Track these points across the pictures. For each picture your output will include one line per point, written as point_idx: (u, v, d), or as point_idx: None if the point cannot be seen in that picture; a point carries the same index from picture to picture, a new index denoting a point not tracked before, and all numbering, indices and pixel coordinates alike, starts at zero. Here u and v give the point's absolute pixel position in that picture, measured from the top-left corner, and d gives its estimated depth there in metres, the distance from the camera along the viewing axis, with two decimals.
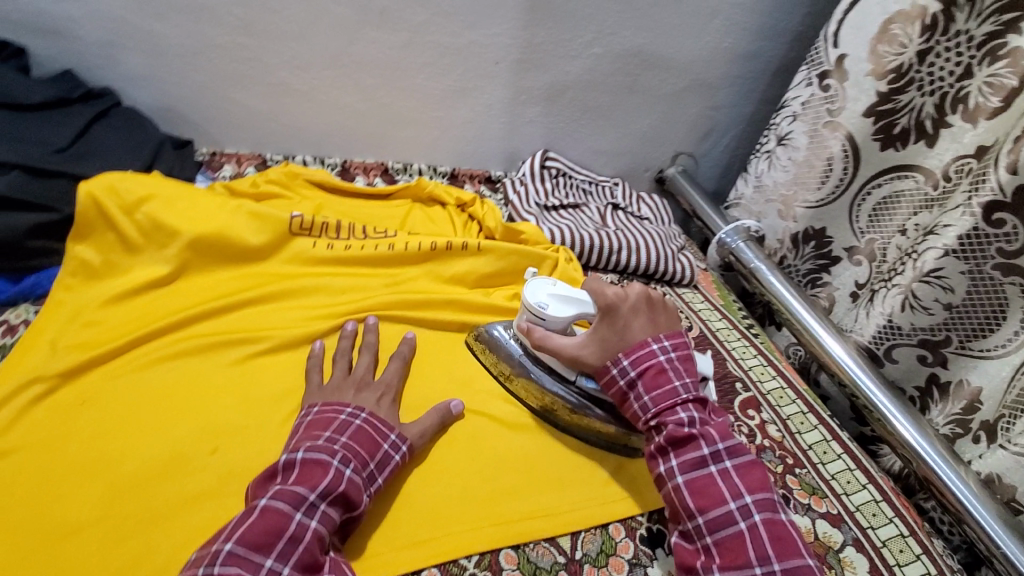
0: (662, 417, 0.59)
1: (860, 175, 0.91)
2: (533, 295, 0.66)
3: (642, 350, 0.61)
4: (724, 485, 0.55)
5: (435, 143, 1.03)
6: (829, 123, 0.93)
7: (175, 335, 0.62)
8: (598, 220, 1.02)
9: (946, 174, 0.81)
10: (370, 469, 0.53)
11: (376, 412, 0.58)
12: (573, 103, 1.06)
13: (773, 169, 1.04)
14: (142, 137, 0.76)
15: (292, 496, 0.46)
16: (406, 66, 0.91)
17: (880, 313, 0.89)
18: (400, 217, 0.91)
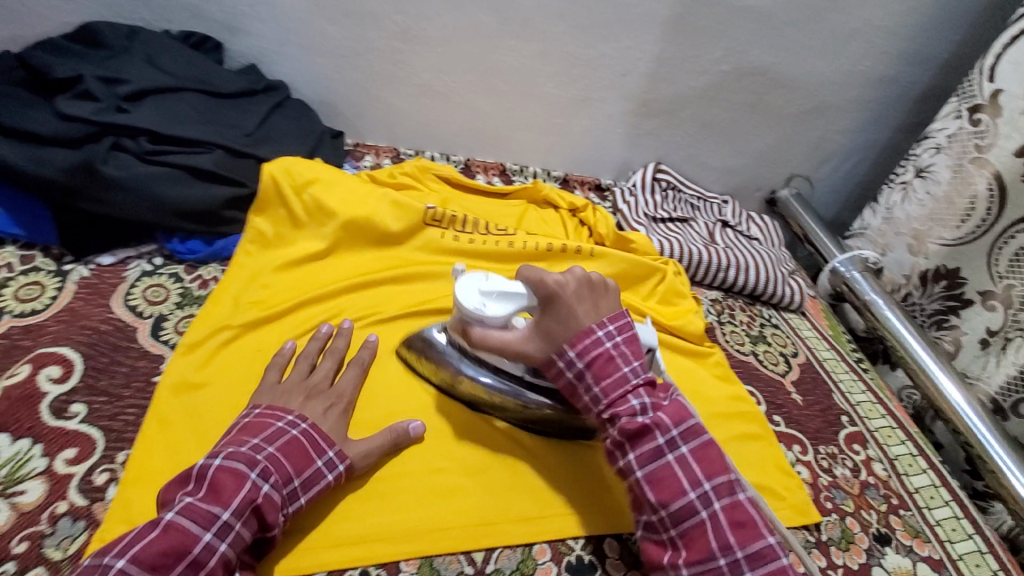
0: (615, 412, 0.55)
1: (1005, 218, 0.86)
2: (469, 292, 0.59)
3: (587, 340, 0.57)
4: (682, 473, 0.52)
5: (553, 148, 1.08)
6: (976, 159, 0.89)
7: (329, 304, 0.71)
8: (707, 236, 1.03)
9: None
10: (294, 486, 0.51)
11: (320, 424, 0.56)
12: (693, 118, 1.07)
13: (907, 202, 1.00)
14: (308, 127, 0.86)
15: (203, 515, 0.45)
16: (538, 74, 0.97)
17: (1013, 363, 0.84)
18: (516, 216, 0.96)
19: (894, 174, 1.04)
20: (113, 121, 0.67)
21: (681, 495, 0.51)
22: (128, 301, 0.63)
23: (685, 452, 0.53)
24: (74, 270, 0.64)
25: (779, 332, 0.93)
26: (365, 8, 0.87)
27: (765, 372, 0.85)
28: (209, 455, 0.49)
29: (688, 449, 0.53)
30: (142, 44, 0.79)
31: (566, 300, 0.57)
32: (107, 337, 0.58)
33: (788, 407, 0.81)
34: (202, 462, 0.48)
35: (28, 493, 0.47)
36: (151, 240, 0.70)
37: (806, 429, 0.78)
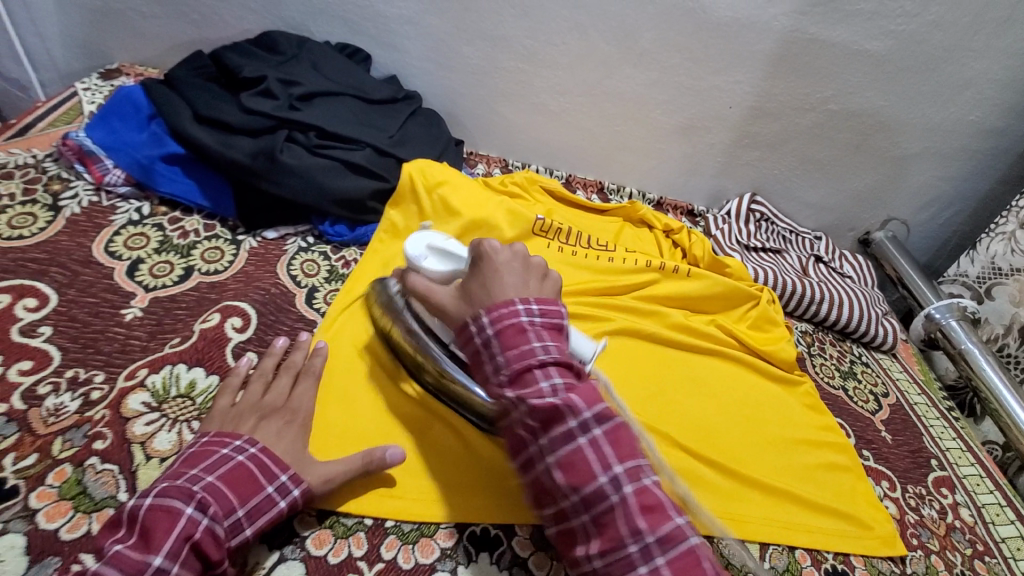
0: (521, 393, 0.48)
1: None
2: (417, 245, 0.65)
3: (504, 309, 0.51)
4: (594, 457, 0.46)
5: (651, 172, 1.13)
6: None
7: None
8: (799, 269, 1.05)
9: None
10: (239, 516, 0.46)
11: (273, 445, 0.51)
12: (794, 153, 1.09)
13: (1013, 252, 0.99)
14: (438, 134, 0.96)
15: (133, 563, 0.40)
16: (647, 101, 1.03)
17: None
18: (614, 232, 1.02)
19: (994, 223, 1.01)
20: (288, 116, 0.78)
21: (592, 482, 0.45)
22: (289, 271, 0.73)
23: (598, 434, 0.47)
24: (246, 240, 0.75)
25: (870, 371, 0.93)
26: (499, 32, 0.96)
27: (855, 407, 0.85)
28: (140, 493, 0.44)
29: (601, 432, 0.47)
30: (308, 52, 0.91)
31: (493, 265, 0.56)
32: (276, 298, 0.68)
33: (878, 443, 0.81)
34: (133, 503, 0.44)
35: None
36: (305, 222, 0.80)
37: (894, 467, 0.79)
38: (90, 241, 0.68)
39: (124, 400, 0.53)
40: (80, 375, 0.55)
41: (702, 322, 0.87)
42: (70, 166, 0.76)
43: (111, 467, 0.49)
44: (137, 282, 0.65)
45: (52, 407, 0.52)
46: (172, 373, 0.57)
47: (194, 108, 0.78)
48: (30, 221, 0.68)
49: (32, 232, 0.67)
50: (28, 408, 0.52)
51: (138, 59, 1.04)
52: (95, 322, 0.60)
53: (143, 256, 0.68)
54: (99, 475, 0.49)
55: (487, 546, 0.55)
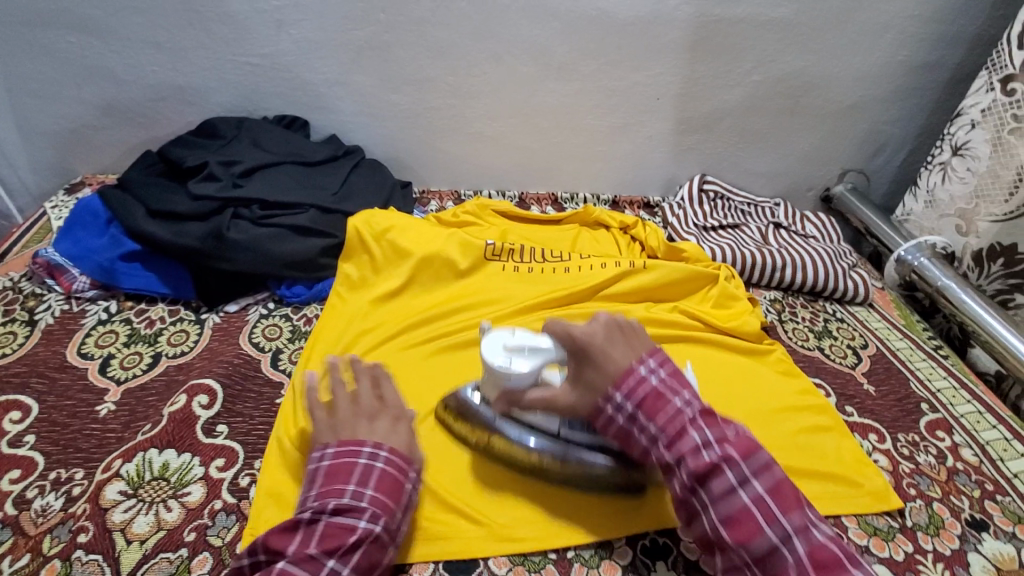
0: (679, 453, 0.53)
1: None
2: (495, 350, 0.60)
3: (632, 379, 0.56)
4: (760, 514, 0.49)
5: (599, 174, 1.16)
6: (1016, 129, 0.87)
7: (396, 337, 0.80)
8: (759, 239, 1.06)
9: None
10: (397, 516, 0.54)
11: (395, 442, 0.58)
12: (732, 128, 1.11)
13: (948, 181, 0.99)
14: (382, 181, 1.01)
15: (312, 565, 0.48)
16: (577, 109, 1.07)
17: None
18: (570, 239, 1.04)
19: (931, 156, 1.03)
20: (232, 195, 0.83)
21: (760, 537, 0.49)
22: (252, 339, 0.77)
23: (762, 489, 0.50)
24: (208, 318, 0.80)
25: (845, 326, 0.93)
26: (422, 75, 1.01)
27: (833, 365, 0.85)
28: (315, 508, 0.51)
29: (764, 487, 0.51)
30: (247, 131, 0.96)
31: (595, 345, 0.58)
32: (240, 367, 0.72)
33: (860, 397, 0.80)
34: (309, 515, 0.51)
35: (192, 493, 0.58)
36: (264, 288, 0.84)
37: (882, 418, 0.77)
38: (63, 347, 0.73)
39: (102, 491, 0.57)
40: (61, 474, 0.59)
41: (665, 310, 0.88)
42: (42, 282, 0.81)
43: (96, 557, 0.52)
44: (109, 377, 0.70)
45: (39, 509, 0.56)
46: (145, 459, 0.60)
47: (146, 205, 0.83)
48: (10, 338, 0.73)
49: (14, 349, 0.72)
50: (18, 513, 0.55)
51: (99, 168, 1.11)
52: (73, 423, 0.64)
53: (113, 351, 0.73)
54: (85, 566, 0.52)
55: (461, 571, 0.57)
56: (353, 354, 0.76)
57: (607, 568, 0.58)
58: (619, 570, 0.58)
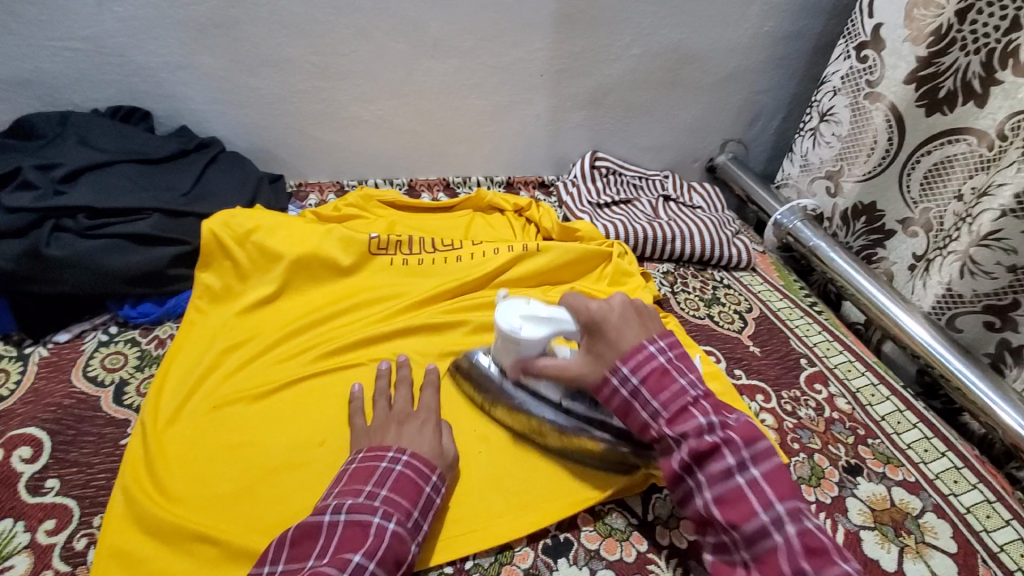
0: (682, 432, 0.52)
1: (907, 143, 0.90)
2: (508, 316, 0.63)
3: (642, 354, 0.55)
4: (754, 497, 0.48)
5: (490, 155, 1.12)
6: (870, 94, 0.93)
7: (272, 348, 0.72)
8: (650, 212, 1.07)
9: (1002, 133, 0.77)
10: (416, 517, 0.53)
11: (419, 448, 0.58)
12: (618, 103, 1.11)
13: (818, 146, 1.05)
14: (245, 176, 0.91)
15: (337, 561, 0.46)
16: (460, 88, 1.01)
17: (937, 282, 0.86)
18: (463, 227, 0.99)
19: (803, 123, 1.08)
20: (52, 204, 0.70)
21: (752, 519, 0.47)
22: (87, 372, 0.69)
23: (757, 474, 0.49)
24: (34, 351, 0.70)
25: (732, 292, 0.96)
26: (282, 56, 0.91)
27: (722, 331, 0.88)
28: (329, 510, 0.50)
29: (760, 470, 0.49)
30: (73, 126, 0.82)
31: (609, 321, 0.58)
32: (73, 410, 0.64)
33: (747, 359, 0.83)
34: (326, 518, 0.50)
35: (16, 566, 0.52)
36: (105, 311, 0.75)
37: (766, 377, 0.81)
38: None
39: None
40: None
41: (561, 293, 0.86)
42: None
43: None
44: None
45: None
46: None
47: None
48: None
49: None
50: None
51: None
52: None
53: None
54: None
55: None
56: (219, 375, 0.68)
57: (508, 574, 0.56)
58: (520, 574, 0.56)
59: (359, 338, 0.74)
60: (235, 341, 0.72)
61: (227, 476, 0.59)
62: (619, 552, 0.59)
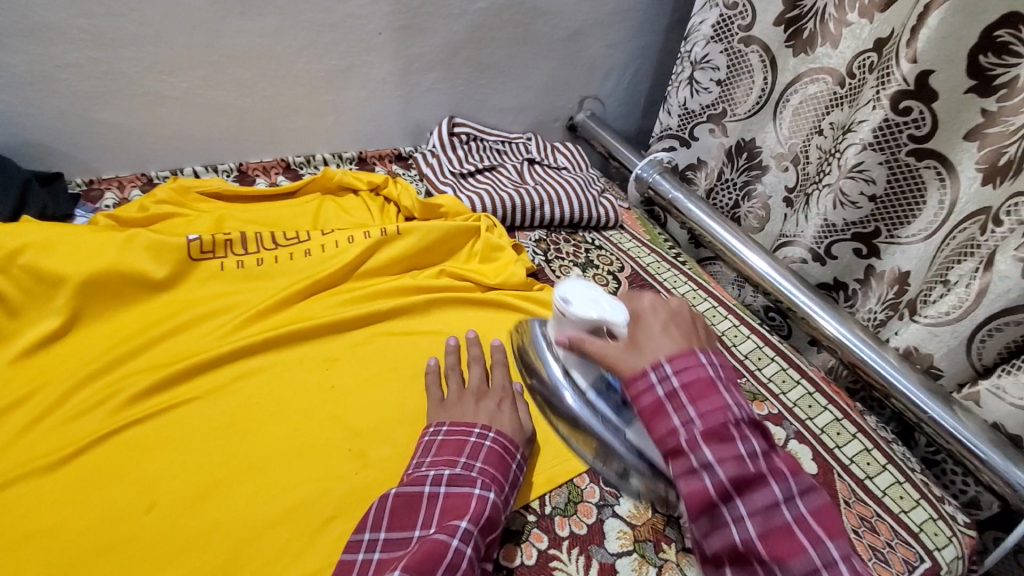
0: (720, 456, 0.47)
1: (780, 82, 0.92)
2: (565, 291, 0.60)
3: (688, 357, 0.52)
4: (803, 535, 0.44)
5: (335, 129, 0.99)
6: (744, 38, 0.93)
7: (70, 398, 0.58)
8: (516, 178, 1.03)
9: (851, 72, 0.82)
10: (507, 489, 0.54)
11: (501, 425, 0.58)
12: (470, 62, 1.03)
13: (696, 93, 1.03)
14: (5, 178, 0.72)
15: (449, 527, 0.47)
16: (284, 52, 0.87)
17: (816, 214, 0.84)
18: (311, 214, 0.87)
19: (675, 74, 1.06)
20: None
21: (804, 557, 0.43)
22: None
23: (805, 511, 0.46)
24: None
25: (604, 253, 0.96)
26: (31, 17, 0.71)
27: None
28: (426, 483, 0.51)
29: (809, 507, 0.46)
30: None
31: (657, 315, 0.57)
32: None
33: None
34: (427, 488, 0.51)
35: None
36: None
37: None
38: None
39: None
40: None
41: (430, 275, 0.79)
42: None
43: None
44: None
45: None
46: None
47: None
48: None
49: None
50: None
51: None
52: None
53: None
54: None
55: None
56: None
57: None
58: None
59: (187, 366, 0.61)
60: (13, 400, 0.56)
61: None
62: (520, 556, 0.55)
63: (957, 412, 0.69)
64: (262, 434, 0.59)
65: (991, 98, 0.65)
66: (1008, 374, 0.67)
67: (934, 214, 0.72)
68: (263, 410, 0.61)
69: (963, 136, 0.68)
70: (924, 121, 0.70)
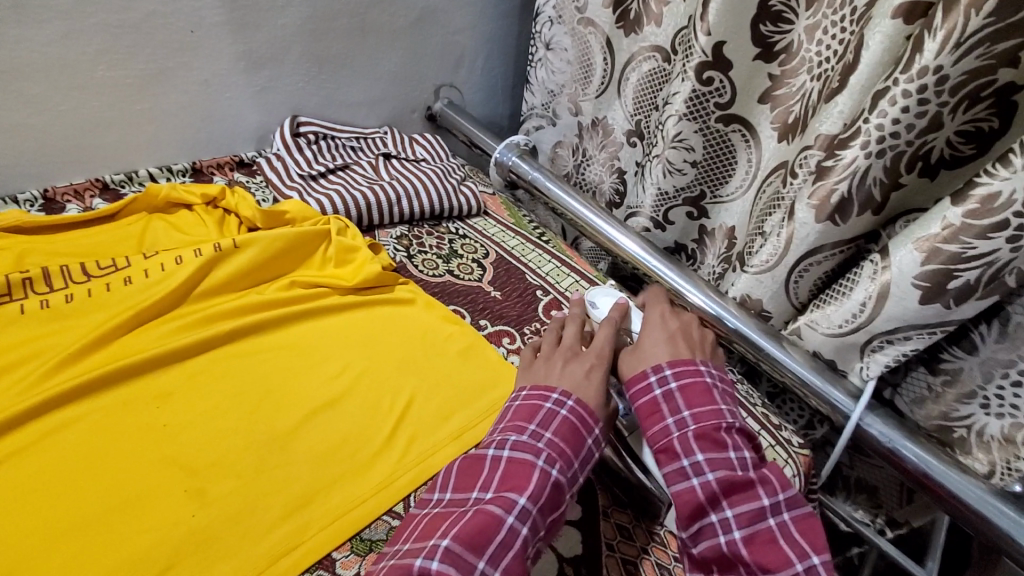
0: (710, 458, 0.53)
1: (618, 61, 0.95)
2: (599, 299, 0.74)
3: (688, 367, 0.59)
4: (785, 544, 0.49)
5: (159, 139, 0.90)
6: (582, 20, 0.96)
7: None
8: (372, 175, 0.99)
9: (674, 47, 0.85)
10: (575, 467, 0.53)
11: (584, 394, 0.58)
12: (305, 56, 0.97)
13: (552, 73, 1.05)
14: None
15: (505, 501, 0.48)
16: (76, 60, 0.77)
17: (651, 184, 0.89)
18: (134, 237, 0.78)
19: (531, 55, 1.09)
20: None
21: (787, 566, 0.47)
22: None
23: (788, 517, 0.50)
24: None
25: (469, 241, 0.95)
26: None
27: (462, 283, 0.87)
28: (495, 445, 0.53)
29: (791, 515, 0.51)
30: None
31: (663, 331, 0.66)
32: None
33: (490, 305, 0.84)
34: (490, 452, 0.52)
35: None
36: None
37: (510, 319, 0.82)
38: None
39: None
40: None
41: (278, 288, 0.75)
42: None
43: None
44: None
45: None
46: None
47: None
48: None
49: None
50: None
51: None
52: None
53: None
54: None
55: None
56: None
57: None
58: None
59: None
60: None
61: None
62: None
63: (785, 346, 0.76)
64: (82, 486, 0.53)
65: (773, 64, 0.73)
66: (817, 309, 0.75)
67: (744, 175, 0.81)
68: (84, 458, 0.55)
69: (758, 100, 0.76)
70: (725, 89, 0.77)
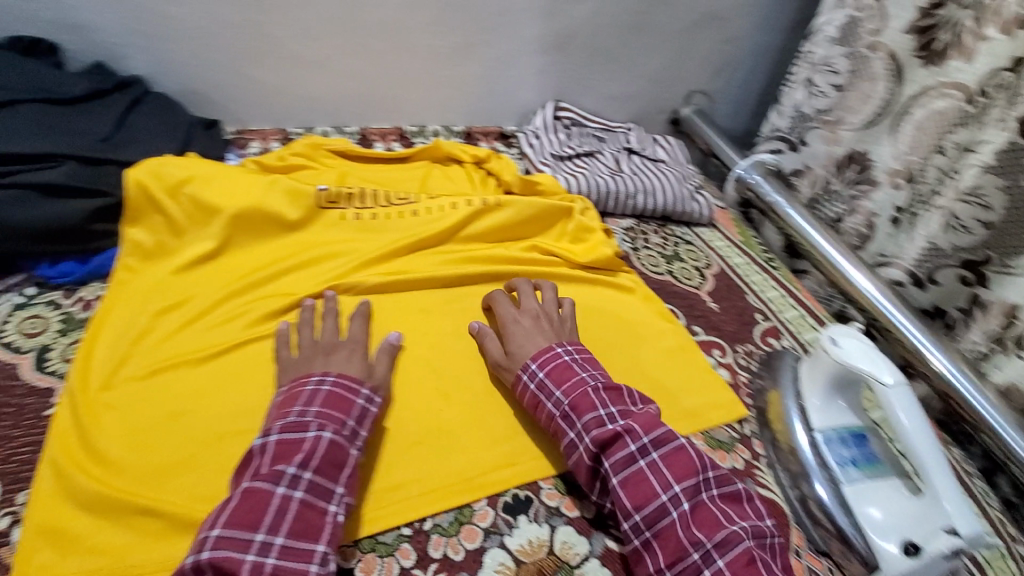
0: (584, 423, 0.56)
1: (904, 93, 0.86)
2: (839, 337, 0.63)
3: (548, 353, 0.63)
4: (654, 478, 0.53)
5: (448, 102, 1.06)
6: (869, 43, 0.89)
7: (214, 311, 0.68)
8: (613, 166, 1.04)
9: (981, 89, 0.76)
10: (351, 426, 0.54)
11: (348, 370, 0.59)
12: (584, 47, 1.06)
13: (812, 97, 0.99)
14: (174, 119, 0.85)
15: (268, 474, 0.47)
16: (412, 26, 0.95)
17: (922, 236, 0.82)
18: (418, 179, 0.94)
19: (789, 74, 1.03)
20: None
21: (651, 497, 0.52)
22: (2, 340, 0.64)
23: (655, 455, 0.54)
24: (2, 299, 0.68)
25: (693, 249, 0.96)
26: None
27: (681, 287, 0.88)
28: (264, 432, 0.51)
29: (659, 453, 0.54)
30: None
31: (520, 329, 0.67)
32: None
33: (706, 314, 0.84)
34: (261, 440, 0.50)
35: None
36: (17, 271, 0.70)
37: (725, 332, 0.82)
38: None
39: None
40: None
41: (521, 247, 0.83)
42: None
43: None
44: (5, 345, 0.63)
45: None
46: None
47: None
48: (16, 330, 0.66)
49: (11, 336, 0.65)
50: None
51: None
52: None
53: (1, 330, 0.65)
54: None
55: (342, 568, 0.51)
56: (155, 339, 0.64)
57: (468, 534, 0.55)
58: (479, 534, 0.55)
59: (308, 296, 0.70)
60: (176, 304, 0.68)
61: (168, 442, 0.57)
62: (580, 509, 0.59)
63: None
64: None
65: None
66: None
67: None
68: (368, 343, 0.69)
69: None
70: None
